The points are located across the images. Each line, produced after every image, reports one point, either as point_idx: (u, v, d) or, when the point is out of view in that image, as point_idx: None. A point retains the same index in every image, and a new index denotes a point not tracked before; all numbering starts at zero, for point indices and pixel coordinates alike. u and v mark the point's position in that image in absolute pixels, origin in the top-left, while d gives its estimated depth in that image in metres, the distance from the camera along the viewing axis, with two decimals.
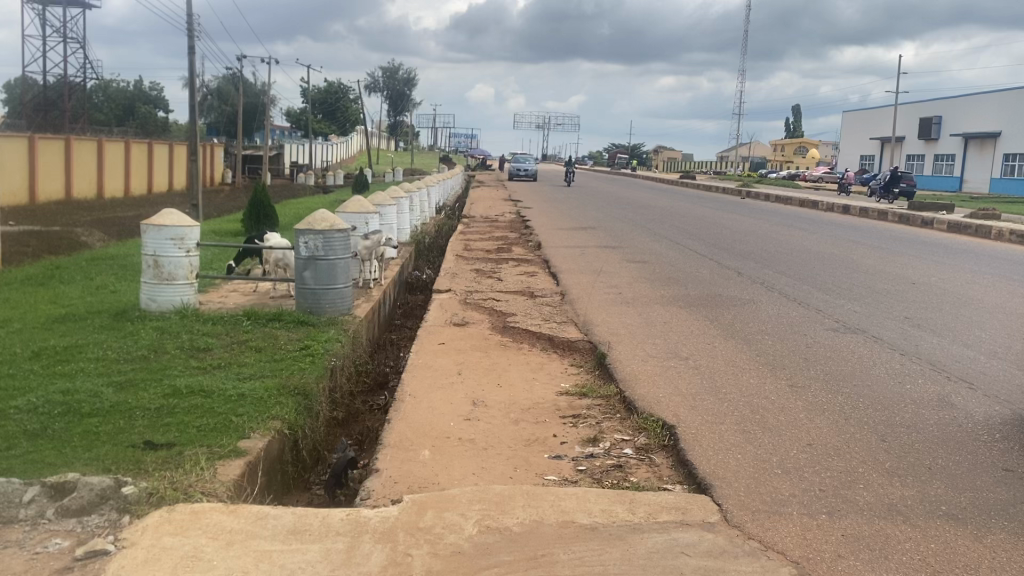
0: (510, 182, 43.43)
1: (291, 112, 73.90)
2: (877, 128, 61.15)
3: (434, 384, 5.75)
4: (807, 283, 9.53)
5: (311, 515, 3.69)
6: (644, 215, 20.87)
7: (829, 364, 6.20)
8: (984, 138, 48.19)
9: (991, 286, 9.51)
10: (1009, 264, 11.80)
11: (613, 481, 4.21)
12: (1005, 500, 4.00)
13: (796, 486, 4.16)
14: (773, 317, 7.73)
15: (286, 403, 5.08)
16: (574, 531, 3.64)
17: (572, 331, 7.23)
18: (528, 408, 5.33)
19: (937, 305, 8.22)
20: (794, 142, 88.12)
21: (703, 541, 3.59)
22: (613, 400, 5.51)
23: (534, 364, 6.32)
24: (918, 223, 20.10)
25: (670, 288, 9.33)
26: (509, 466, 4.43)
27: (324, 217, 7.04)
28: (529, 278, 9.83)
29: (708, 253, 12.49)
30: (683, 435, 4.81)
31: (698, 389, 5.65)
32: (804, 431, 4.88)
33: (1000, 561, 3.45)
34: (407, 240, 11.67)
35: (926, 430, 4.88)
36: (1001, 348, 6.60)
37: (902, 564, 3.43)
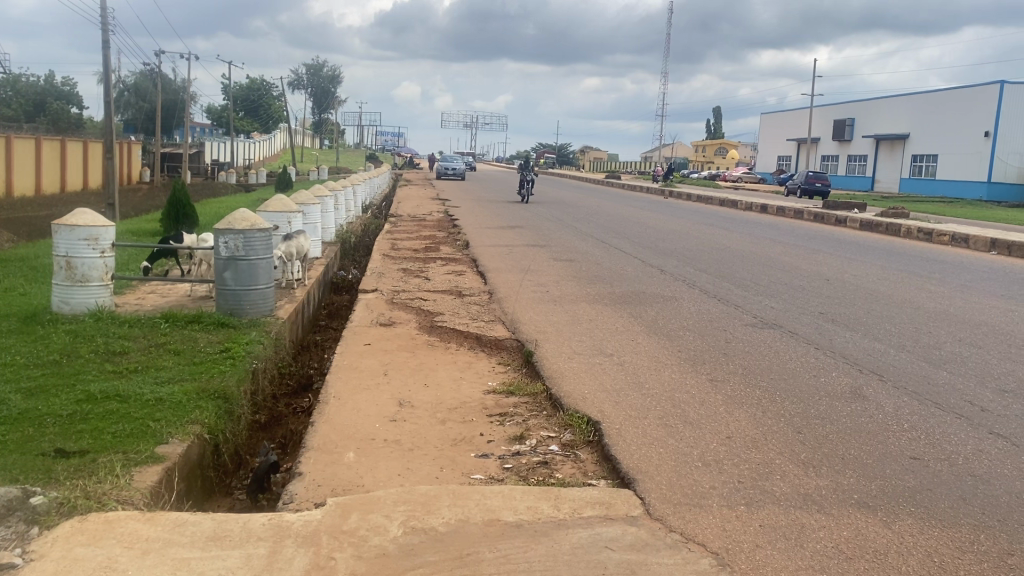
0: (437, 180, 43.47)
1: (212, 109, 72.08)
2: (794, 130, 63.12)
3: (360, 385, 5.69)
4: (728, 281, 9.74)
5: (232, 521, 3.62)
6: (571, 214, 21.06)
7: (748, 359, 6.37)
8: (894, 139, 50.24)
9: (901, 282, 9.91)
10: (916, 261, 12.32)
11: (538, 478, 4.24)
12: (913, 487, 4.18)
13: (716, 478, 4.26)
14: (694, 314, 7.89)
15: (206, 407, 4.95)
16: (500, 529, 3.64)
17: (499, 330, 7.23)
18: (454, 408, 5.32)
19: (850, 301, 8.49)
20: (716, 142, 89.86)
21: (627, 535, 3.64)
22: (539, 398, 5.54)
23: (462, 363, 6.31)
24: (832, 221, 20.75)
25: (596, 286, 9.43)
26: (435, 466, 4.42)
27: (244, 217, 6.93)
28: (456, 278, 9.79)
29: (633, 251, 12.65)
30: (608, 431, 4.86)
31: (623, 385, 5.72)
32: (724, 425, 4.99)
33: (908, 545, 3.60)
34: (332, 239, 11.48)
35: (840, 421, 5.06)
36: (910, 341, 6.86)
37: (816, 551, 3.55)
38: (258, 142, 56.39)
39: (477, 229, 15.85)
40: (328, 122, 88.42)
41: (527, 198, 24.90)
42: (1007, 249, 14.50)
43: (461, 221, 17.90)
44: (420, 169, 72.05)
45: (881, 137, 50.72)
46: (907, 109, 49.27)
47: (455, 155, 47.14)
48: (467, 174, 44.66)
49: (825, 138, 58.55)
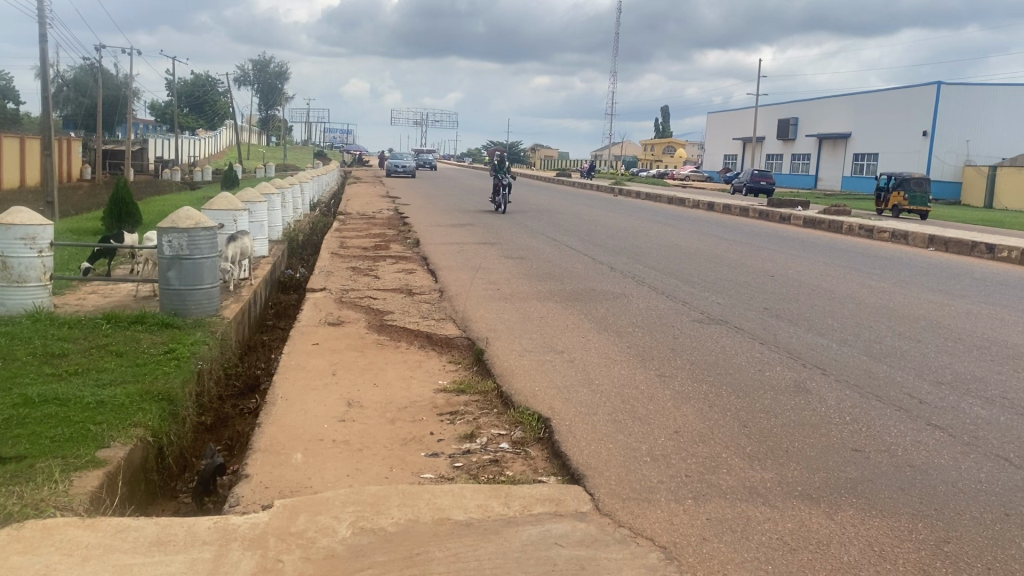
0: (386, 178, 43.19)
1: (155, 105, 70.54)
2: (740, 129, 64.16)
3: (308, 386, 5.62)
4: (676, 277, 9.85)
5: (176, 525, 3.55)
6: (521, 211, 21.09)
7: (696, 354, 6.45)
8: (836, 138, 51.38)
9: (842, 278, 10.13)
10: (858, 257, 12.60)
11: (489, 476, 4.24)
12: (854, 478, 4.28)
13: (664, 472, 4.31)
14: (643, 310, 7.96)
15: (150, 410, 4.85)
16: (449, 528, 3.64)
17: (449, 328, 7.21)
18: (404, 407, 5.29)
19: (794, 297, 8.65)
20: (665, 141, 90.81)
21: (576, 531, 3.66)
22: (490, 396, 5.54)
23: (412, 362, 6.27)
24: (776, 219, 21.12)
25: (546, 283, 9.46)
26: (385, 466, 4.39)
27: (188, 215, 6.79)
28: (406, 276, 9.72)
29: (583, 248, 12.72)
30: (558, 428, 4.88)
31: (572, 381, 5.75)
32: (672, 419, 5.05)
33: (850, 536, 3.68)
34: (280, 237, 11.31)
35: (784, 415, 5.15)
36: (851, 335, 7.02)
37: (762, 543, 3.61)
38: (204, 139, 55.37)
39: (427, 227, 15.79)
40: (275, 119, 87.16)
41: (502, 207, 20.41)
42: (944, 245, 14.92)
43: (411, 218, 17.80)
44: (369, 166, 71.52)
45: (824, 136, 51.83)
46: (849, 109, 50.40)
47: (404, 154, 46.97)
48: (417, 172, 44.48)
49: (770, 137, 59.63)
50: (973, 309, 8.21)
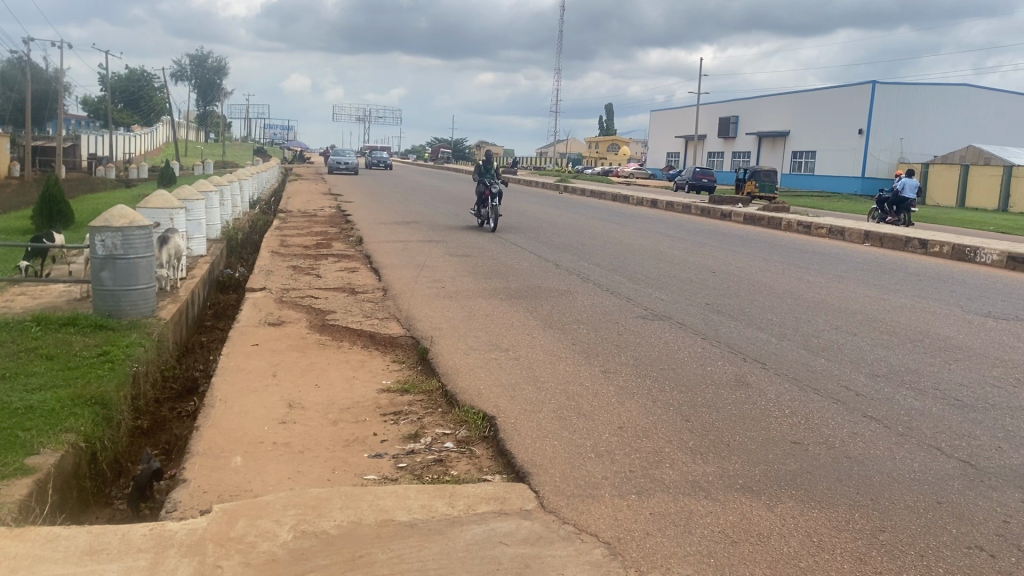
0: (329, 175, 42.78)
1: (89, 101, 68.61)
2: (682, 127, 65.09)
3: (248, 388, 5.51)
4: (620, 274, 9.90)
5: (109, 533, 3.44)
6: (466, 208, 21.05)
7: (639, 350, 6.50)
8: (775, 136, 52.46)
9: (782, 273, 10.32)
10: (796, 253, 12.85)
11: (433, 476, 4.21)
12: (793, 470, 4.35)
13: (607, 468, 4.33)
14: (588, 307, 8.00)
15: (82, 415, 4.70)
16: (393, 530, 3.60)
17: (393, 327, 7.14)
18: (347, 408, 5.22)
19: (735, 293, 8.77)
20: (609, 139, 91.54)
21: (521, 529, 3.65)
22: (434, 395, 5.50)
23: (355, 362, 6.19)
24: (718, 215, 21.46)
25: (491, 281, 9.44)
26: (327, 468, 4.32)
27: (122, 213, 6.61)
28: (349, 274, 9.61)
29: (527, 246, 12.72)
30: (503, 426, 4.86)
31: (517, 379, 5.75)
32: (616, 416, 5.07)
33: (790, 527, 3.74)
34: (218, 236, 11.06)
35: (725, 408, 5.23)
36: (790, 329, 7.16)
37: (704, 537, 3.65)
38: (140, 136, 54.13)
39: (370, 224, 15.65)
40: (214, 116, 85.56)
41: (489, 222, 15.22)
42: (879, 241, 15.33)
43: (353, 216, 17.63)
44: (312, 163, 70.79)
45: (764, 134, 52.88)
46: (788, 108, 51.47)
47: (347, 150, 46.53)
48: (359, 169, 44.04)
49: (711, 135, 60.51)
50: (907, 303, 8.42)
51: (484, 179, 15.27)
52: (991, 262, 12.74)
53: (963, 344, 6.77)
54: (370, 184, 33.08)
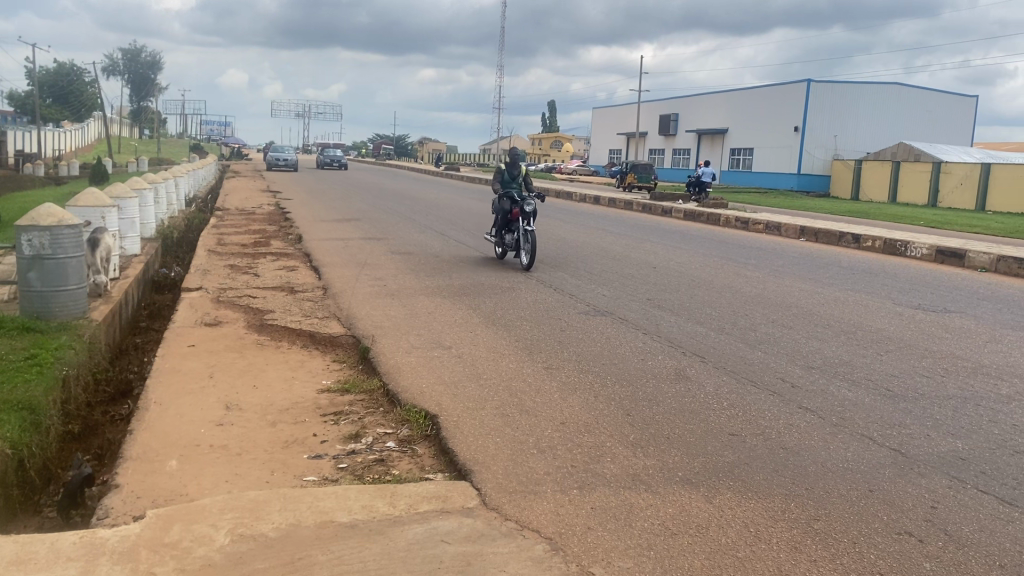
0: (268, 172, 42.14)
1: (16, 96, 66.36)
2: (624, 125, 65.73)
3: (183, 390, 5.39)
4: (563, 270, 9.95)
5: (37, 542, 3.33)
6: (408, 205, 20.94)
7: (582, 346, 6.53)
8: (715, 134, 53.31)
9: (720, 268, 10.48)
10: (735, 248, 13.07)
11: (373, 476, 4.17)
12: (731, 461, 4.43)
13: (550, 464, 4.35)
14: (530, 303, 8.02)
15: (8, 421, 4.54)
16: (332, 531, 3.56)
17: (334, 327, 7.06)
18: (286, 409, 5.14)
19: (676, 288, 8.87)
20: (552, 135, 91.92)
21: (462, 527, 3.64)
22: (376, 394, 5.45)
23: (294, 362, 6.10)
24: (659, 212, 21.70)
25: (434, 278, 9.39)
26: (266, 470, 4.25)
27: (50, 212, 6.41)
28: (289, 273, 9.47)
29: (470, 243, 12.70)
30: (445, 424, 4.84)
31: (459, 376, 5.73)
32: (558, 411, 5.10)
33: (728, 518, 3.81)
34: (153, 236, 10.79)
35: (665, 402, 5.29)
36: (729, 323, 7.28)
37: (644, 530, 3.68)
38: (69, 133, 52.58)
39: (310, 222, 15.44)
40: (148, 112, 83.44)
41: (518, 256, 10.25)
42: (814, 236, 15.69)
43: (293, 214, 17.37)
44: (251, 161, 69.73)
45: (704, 131, 53.70)
46: (726, 105, 52.32)
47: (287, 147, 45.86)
48: (298, 166, 43.44)
49: (652, 132, 61.18)
50: (841, 297, 8.62)
51: (509, 192, 10.30)
52: (921, 256, 13.15)
53: (893, 336, 6.97)
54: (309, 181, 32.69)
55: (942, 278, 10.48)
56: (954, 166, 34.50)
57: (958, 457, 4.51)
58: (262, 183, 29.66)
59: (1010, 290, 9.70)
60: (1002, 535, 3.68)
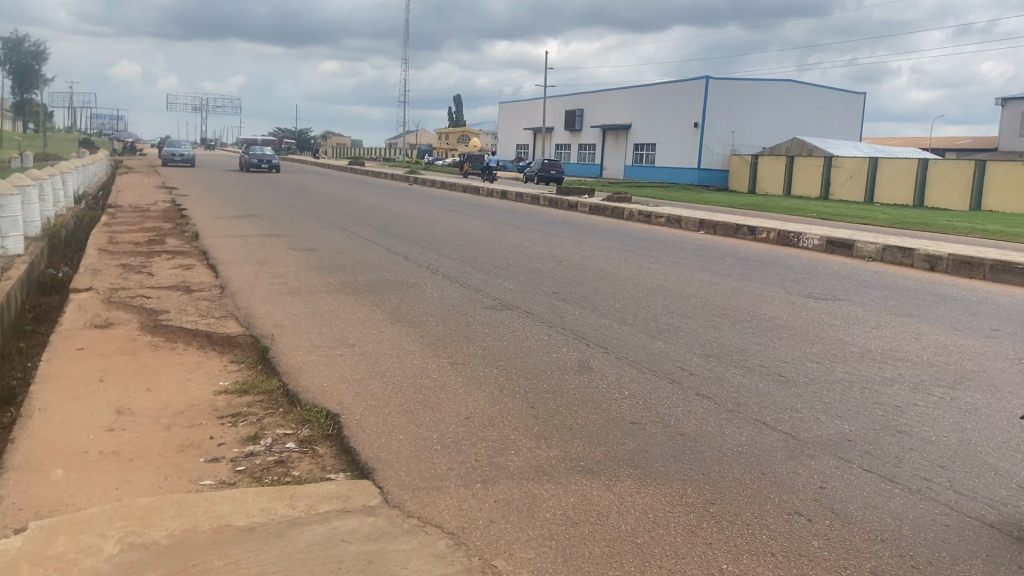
0: (164, 167, 40.76)
1: None
2: (530, 120, 66.24)
3: (71, 395, 5.15)
4: (469, 266, 9.94)
5: None
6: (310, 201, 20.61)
7: (487, 340, 6.55)
8: (619, 129, 54.27)
9: (622, 260, 10.68)
10: (637, 241, 13.33)
11: (273, 478, 4.09)
12: (632, 450, 4.51)
13: (453, 459, 4.34)
14: (436, 299, 7.99)
15: None
16: (229, 535, 3.47)
17: (231, 326, 6.88)
18: (181, 413, 4.98)
19: (580, 281, 8.98)
20: (459, 131, 91.63)
21: (364, 525, 3.60)
22: (276, 395, 5.33)
23: (190, 364, 5.92)
24: (565, 206, 21.95)
25: (337, 275, 9.25)
26: (159, 475, 4.11)
27: None
28: (185, 272, 9.18)
29: (375, 239, 12.57)
30: (347, 423, 4.78)
31: (362, 374, 5.67)
32: (463, 406, 5.09)
33: (628, 505, 3.88)
34: (38, 234, 10.28)
35: (569, 393, 5.36)
36: (631, 315, 7.41)
37: (546, 520, 3.72)
38: None
39: (207, 219, 15.01)
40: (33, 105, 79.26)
41: None
42: (713, 228, 16.13)
43: (189, 210, 16.87)
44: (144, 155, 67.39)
45: (609, 127, 54.59)
46: (630, 102, 53.29)
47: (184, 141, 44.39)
48: (196, 161, 41.95)
49: (559, 127, 61.64)
50: (738, 287, 8.89)
51: None
52: (811, 247, 13.69)
53: (786, 323, 7.23)
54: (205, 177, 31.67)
55: (829, 267, 10.94)
56: (844, 160, 36.03)
57: (846, 438, 4.72)
58: (155, 179, 28.65)
59: (892, 277, 10.20)
60: (885, 512, 3.86)
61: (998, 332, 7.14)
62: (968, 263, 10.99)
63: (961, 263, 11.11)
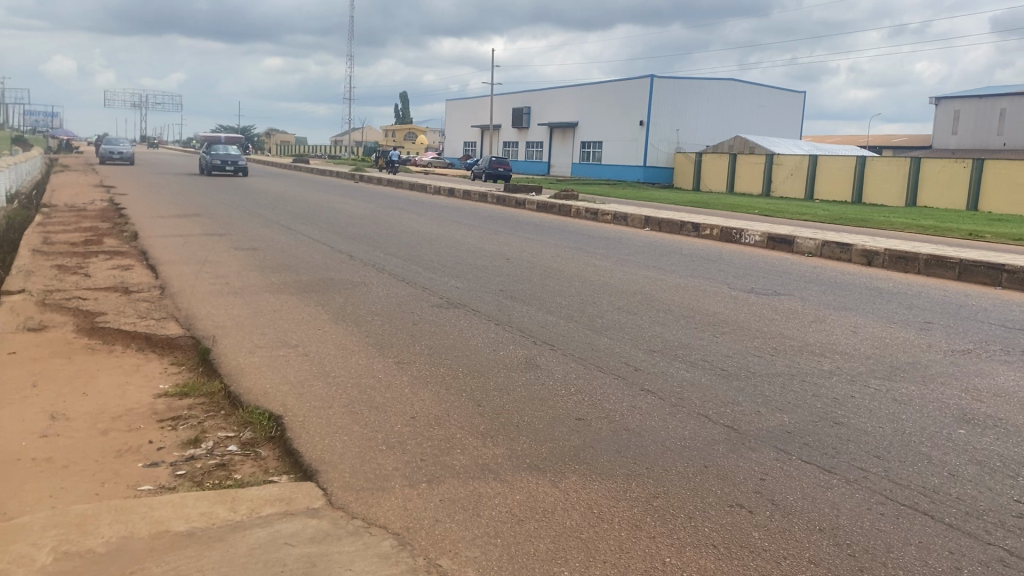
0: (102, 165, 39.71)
1: None
2: (477, 117, 66.20)
3: (2, 402, 5.00)
4: (417, 264, 9.91)
5: None
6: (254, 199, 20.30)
7: (433, 338, 6.53)
8: (566, 127, 54.55)
9: (569, 257, 10.74)
10: (583, 238, 13.43)
11: (214, 482, 4.03)
12: (577, 446, 4.55)
13: (399, 459, 4.33)
14: (382, 298, 7.94)
15: None
16: (168, 541, 3.40)
17: (171, 327, 6.75)
18: (118, 417, 4.87)
19: (528, 278, 9.01)
20: (406, 127, 91.10)
21: (307, 528, 3.56)
22: (217, 397, 5.25)
23: (128, 366, 5.80)
24: (512, 204, 22.00)
25: (281, 275, 9.14)
26: (95, 482, 4.02)
27: None
28: (122, 273, 8.98)
29: (320, 237, 12.44)
30: (290, 425, 4.72)
31: (306, 375, 5.61)
32: (408, 405, 5.08)
33: (573, 501, 3.91)
34: None
35: (515, 390, 5.38)
36: (577, 312, 7.46)
37: (491, 518, 3.73)
38: None
39: (146, 218, 14.69)
40: None
41: None
42: (658, 225, 16.33)
43: (127, 209, 16.49)
44: (80, 152, 65.57)
45: (557, 124, 54.83)
46: (577, 99, 53.55)
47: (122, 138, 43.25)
48: (135, 159, 40.98)
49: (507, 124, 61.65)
50: (682, 283, 9.01)
51: None
52: (754, 243, 13.95)
53: (728, 318, 7.36)
54: (144, 176, 30.99)
55: (771, 263, 11.15)
56: (785, 158, 36.74)
57: (785, 430, 4.82)
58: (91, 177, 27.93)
59: (829, 272, 10.45)
60: (822, 502, 3.96)
61: (930, 324, 7.37)
62: (904, 258, 11.32)
63: (897, 257, 11.42)
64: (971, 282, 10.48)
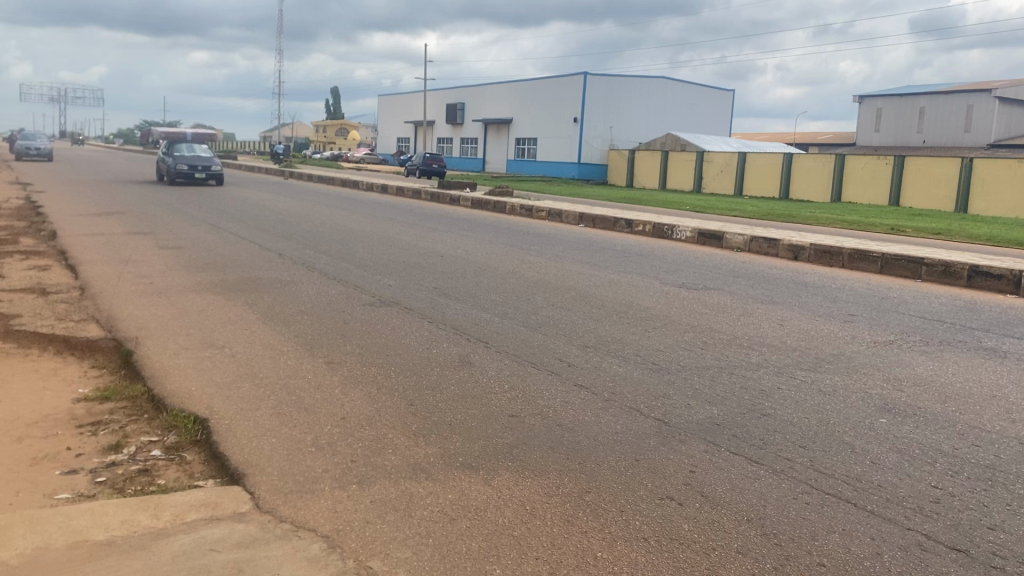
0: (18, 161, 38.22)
1: None
2: (411, 113, 65.72)
3: None
4: (348, 261, 9.77)
5: None
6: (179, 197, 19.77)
7: (365, 338, 6.45)
8: (501, 123, 54.55)
9: (503, 254, 10.74)
10: (516, 234, 13.45)
11: (136, 488, 3.91)
12: (509, 443, 4.54)
13: (329, 460, 4.26)
14: (313, 296, 7.82)
15: None
16: (87, 551, 3.29)
17: (91, 330, 6.53)
18: (34, 423, 4.69)
19: (461, 276, 8.97)
20: (338, 124, 89.99)
21: (234, 533, 3.49)
22: (139, 400, 5.10)
23: (45, 371, 5.59)
24: (447, 201, 21.90)
25: (207, 274, 8.91)
26: (9, 492, 3.86)
27: None
28: (39, 274, 8.66)
29: (249, 235, 12.17)
30: (216, 427, 4.61)
31: (234, 377, 5.48)
32: (338, 406, 5.00)
33: (504, 498, 3.91)
34: None
35: (448, 388, 5.35)
36: (511, 308, 7.46)
37: (422, 518, 3.70)
38: None
39: (65, 216, 14.20)
40: None
41: None
42: (592, 221, 16.46)
43: (42, 207, 15.88)
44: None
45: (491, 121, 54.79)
46: (512, 96, 53.58)
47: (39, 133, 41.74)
48: (54, 155, 39.60)
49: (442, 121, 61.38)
50: (613, 278, 9.09)
51: None
52: (684, 238, 14.15)
53: (659, 313, 7.45)
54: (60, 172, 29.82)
55: (700, 258, 11.32)
56: (716, 155, 37.40)
57: (714, 422, 4.90)
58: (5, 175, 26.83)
59: (756, 267, 10.66)
60: (750, 493, 4.03)
61: (853, 317, 7.57)
62: (828, 252, 11.62)
63: (822, 252, 11.72)
64: (892, 274, 10.82)
